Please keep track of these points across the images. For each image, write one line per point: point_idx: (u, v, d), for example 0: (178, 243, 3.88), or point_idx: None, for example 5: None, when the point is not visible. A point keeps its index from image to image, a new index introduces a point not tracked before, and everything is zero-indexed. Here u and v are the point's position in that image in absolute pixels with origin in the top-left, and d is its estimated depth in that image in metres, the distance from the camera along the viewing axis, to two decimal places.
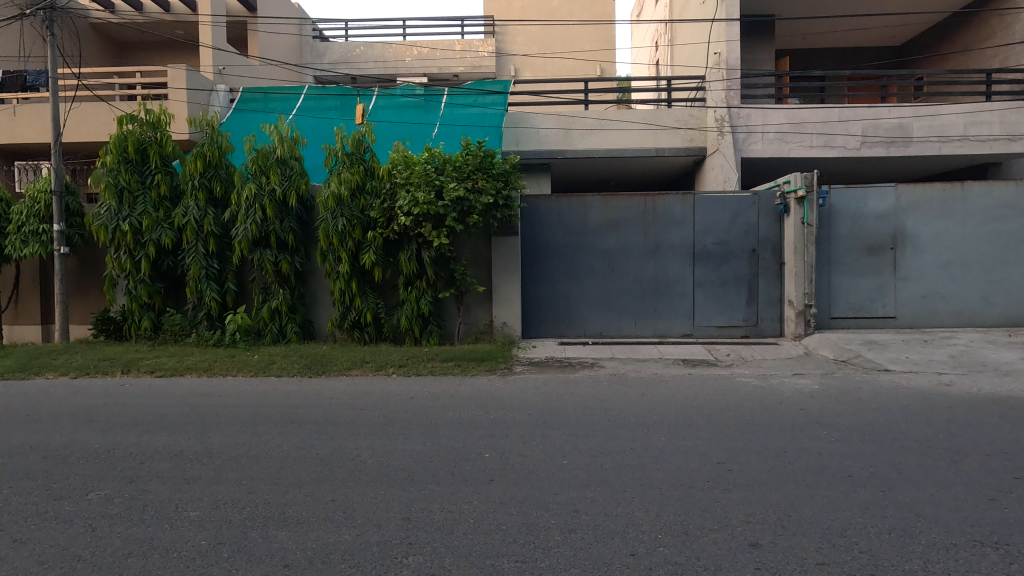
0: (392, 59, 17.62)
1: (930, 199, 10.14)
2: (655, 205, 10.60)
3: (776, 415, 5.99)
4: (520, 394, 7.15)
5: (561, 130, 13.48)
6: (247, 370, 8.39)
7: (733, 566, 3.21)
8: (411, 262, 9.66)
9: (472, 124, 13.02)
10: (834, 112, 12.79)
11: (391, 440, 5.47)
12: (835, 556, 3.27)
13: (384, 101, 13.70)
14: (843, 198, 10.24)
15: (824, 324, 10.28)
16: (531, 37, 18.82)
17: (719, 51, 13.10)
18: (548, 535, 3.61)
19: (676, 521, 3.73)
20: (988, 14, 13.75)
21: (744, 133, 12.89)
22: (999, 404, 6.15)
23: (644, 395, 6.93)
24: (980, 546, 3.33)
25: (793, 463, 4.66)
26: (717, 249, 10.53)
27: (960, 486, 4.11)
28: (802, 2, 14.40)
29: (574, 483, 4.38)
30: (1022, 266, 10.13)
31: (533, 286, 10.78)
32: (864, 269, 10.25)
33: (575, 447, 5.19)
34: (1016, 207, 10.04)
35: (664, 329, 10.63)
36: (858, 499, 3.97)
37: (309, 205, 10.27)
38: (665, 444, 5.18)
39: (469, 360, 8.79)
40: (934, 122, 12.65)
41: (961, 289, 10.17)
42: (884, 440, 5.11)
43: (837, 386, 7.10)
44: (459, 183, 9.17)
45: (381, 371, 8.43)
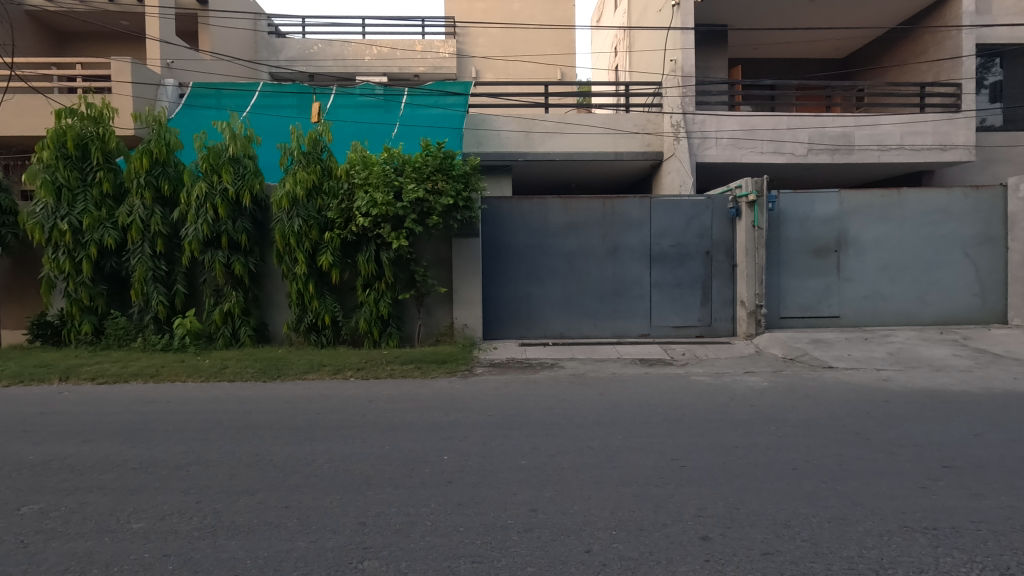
0: (351, 57, 17.33)
1: (870, 205, 10.68)
2: (614, 207, 10.79)
3: (729, 412, 6.19)
4: (480, 396, 7.15)
5: (521, 133, 13.58)
6: (197, 376, 8.09)
7: (683, 558, 3.31)
8: (369, 264, 9.53)
9: (432, 125, 12.97)
10: (783, 121, 13.32)
11: (348, 444, 5.38)
12: (780, 545, 3.41)
13: (343, 101, 13.43)
14: (791, 203, 10.69)
15: (774, 324, 10.70)
16: (493, 39, 18.87)
17: (675, 58, 13.45)
18: (505, 535, 3.62)
19: (631, 517, 3.81)
20: (921, 30, 14.51)
21: (699, 138, 13.24)
22: (933, 398, 6.52)
23: (603, 395, 7.07)
24: (911, 531, 3.53)
25: (744, 458, 4.83)
26: (673, 251, 10.80)
27: (895, 476, 4.35)
28: (753, 14, 14.95)
29: (532, 482, 4.43)
30: (954, 268, 10.74)
31: (495, 288, 10.81)
32: (811, 270, 10.71)
33: (534, 447, 5.24)
34: (949, 212, 10.66)
35: (623, 329, 10.84)
36: (802, 490, 4.15)
37: (264, 205, 9.99)
38: (623, 443, 5.29)
39: (429, 362, 8.73)
40: (875, 131, 13.32)
41: (899, 290, 10.74)
42: (827, 434, 5.36)
43: (785, 383, 7.41)
44: (418, 184, 9.10)
45: (338, 374, 8.28)
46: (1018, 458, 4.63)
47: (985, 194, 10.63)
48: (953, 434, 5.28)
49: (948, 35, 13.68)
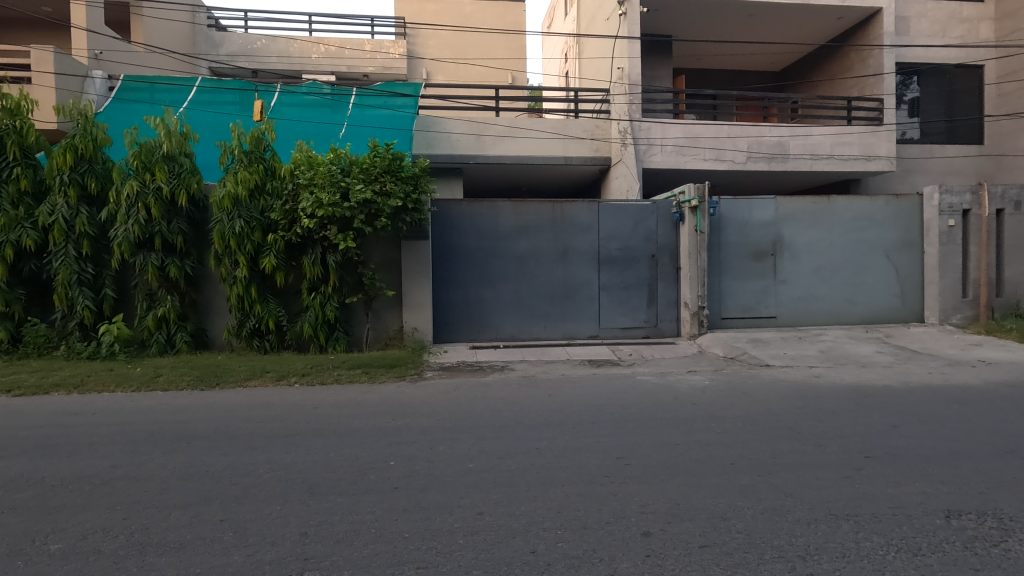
0: (297, 54, 16.83)
1: (803, 211, 11.27)
2: (563, 211, 10.95)
3: (672, 410, 6.38)
4: (430, 400, 7.10)
5: (472, 136, 13.59)
6: (127, 386, 7.64)
7: (626, 555, 3.39)
8: (315, 267, 9.28)
9: (381, 126, 12.84)
10: (724, 129, 13.86)
11: (291, 452, 5.22)
12: (716, 538, 3.54)
13: (288, 99, 13.04)
14: (731, 209, 11.15)
15: (715, 324, 11.14)
16: (444, 41, 18.79)
17: (622, 66, 13.81)
18: (451, 539, 3.61)
19: (576, 516, 3.87)
20: (848, 48, 15.46)
21: (645, 144, 13.61)
22: (859, 393, 6.95)
23: (552, 395, 7.17)
24: (836, 519, 3.74)
25: (685, 454, 4.99)
26: (621, 254, 11.05)
27: (823, 467, 4.60)
28: (696, 26, 15.52)
29: (479, 485, 4.42)
30: (878, 270, 11.46)
31: (445, 290, 10.76)
32: (749, 273, 11.20)
33: (483, 449, 5.23)
34: (873, 218, 11.37)
35: (573, 331, 11.00)
36: (739, 484, 4.32)
37: (201, 205, 9.57)
38: (570, 443, 5.37)
39: (378, 367, 8.58)
40: (807, 141, 14.07)
41: (830, 291, 11.38)
42: (763, 429, 5.62)
43: (725, 381, 7.72)
44: (366, 186, 8.93)
45: (282, 381, 8.01)
46: (932, 447, 4.99)
47: (904, 202, 11.39)
48: (876, 425, 5.64)
49: (871, 53, 14.62)
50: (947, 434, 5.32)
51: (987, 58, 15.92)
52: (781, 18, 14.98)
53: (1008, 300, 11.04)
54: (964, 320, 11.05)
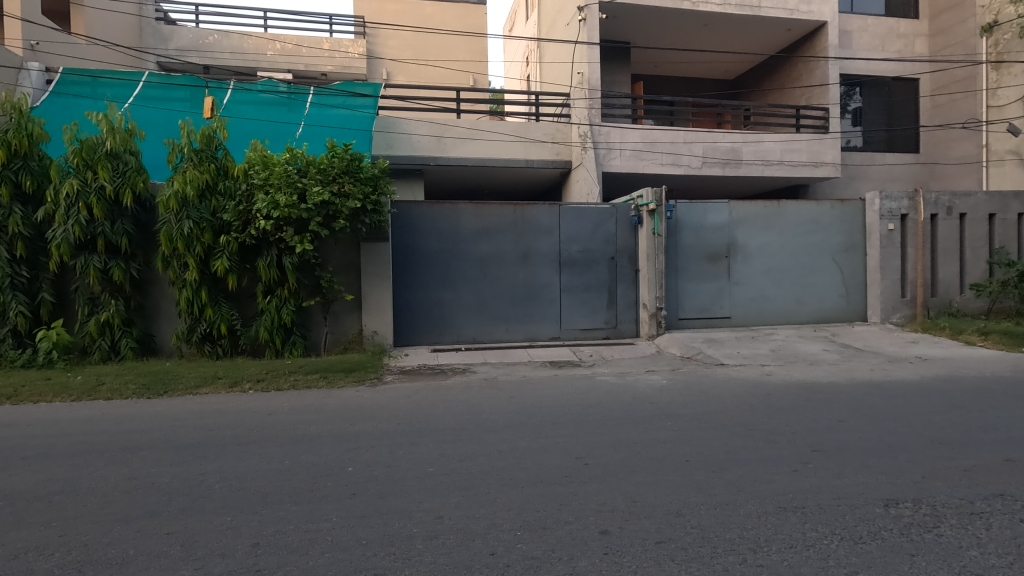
0: (252, 51, 16.34)
1: (755, 215, 11.68)
2: (524, 214, 11.01)
3: (631, 410, 6.50)
4: (389, 404, 7.00)
5: (432, 137, 13.51)
6: (67, 395, 7.24)
7: (584, 553, 3.43)
8: (270, 269, 9.03)
9: (340, 127, 12.67)
10: (680, 135, 14.23)
11: (244, 461, 5.06)
12: (672, 534, 3.62)
13: (241, 97, 12.69)
14: (687, 212, 11.46)
15: (673, 325, 11.41)
16: (404, 41, 18.62)
17: (582, 71, 14.03)
18: (410, 544, 3.56)
19: (536, 517, 3.89)
20: (796, 59, 16.13)
21: (605, 149, 13.83)
22: (807, 390, 7.24)
23: (513, 397, 7.19)
24: (785, 511, 3.88)
25: (643, 453, 5.08)
26: (581, 257, 11.18)
27: (772, 462, 4.78)
28: (653, 34, 15.89)
29: (439, 489, 4.39)
30: (825, 272, 11.97)
31: (406, 293, 10.65)
32: (704, 275, 11.53)
33: (443, 453, 5.20)
34: (820, 222, 11.88)
35: (534, 332, 11.06)
36: (693, 481, 4.43)
37: (148, 205, 9.18)
38: (530, 444, 5.40)
39: (336, 371, 8.41)
40: (759, 147, 14.59)
41: (781, 291, 11.82)
42: (718, 426, 5.78)
43: (682, 380, 7.91)
44: (324, 187, 8.75)
45: (235, 388, 7.75)
46: (874, 440, 5.25)
47: (848, 207, 11.95)
48: (823, 420, 5.90)
49: (817, 65, 15.30)
50: (887, 427, 5.61)
51: (922, 72, 16.92)
52: (733, 29, 15.51)
53: (941, 300, 11.72)
54: (903, 319, 11.66)
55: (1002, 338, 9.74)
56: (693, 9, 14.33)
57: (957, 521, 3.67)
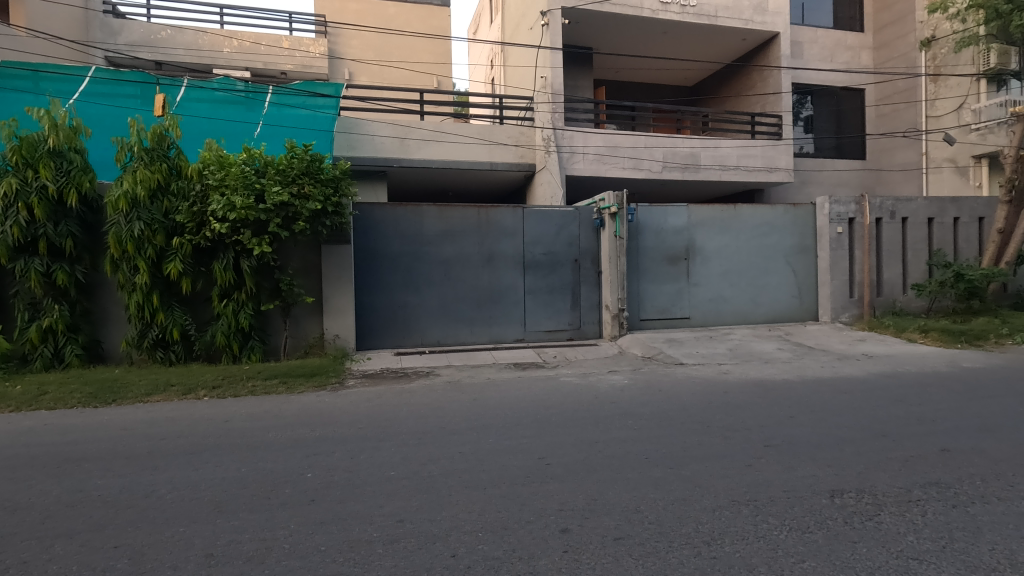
0: (207, 47, 15.86)
1: (712, 218, 12.02)
2: (488, 216, 11.03)
3: (592, 410, 6.59)
4: (351, 409, 6.90)
5: (396, 139, 13.39)
6: (6, 406, 6.87)
7: (545, 552, 3.47)
8: (226, 272, 8.78)
9: (300, 127, 12.46)
10: (641, 140, 14.51)
11: (198, 469, 4.91)
12: (630, 530, 3.70)
13: (196, 94, 12.31)
14: (648, 215, 11.71)
15: (635, 326, 11.64)
16: (367, 42, 18.44)
17: (545, 75, 14.18)
18: (370, 549, 3.53)
19: (497, 517, 3.92)
20: (751, 68, 16.70)
21: (568, 152, 14.00)
22: (761, 387, 7.50)
23: (477, 400, 7.19)
24: (738, 505, 4.01)
25: (604, 452, 5.16)
26: (545, 259, 11.28)
27: (728, 457, 4.93)
28: (614, 41, 16.19)
29: (400, 493, 4.36)
30: (779, 273, 12.40)
31: (368, 296, 10.53)
32: (665, 277, 11.81)
33: (405, 457, 5.16)
34: (774, 225, 12.31)
35: (499, 335, 11.09)
36: (651, 478, 4.54)
37: (95, 206, 8.81)
38: (492, 446, 5.41)
39: (297, 376, 8.24)
40: (717, 152, 15.02)
41: (737, 292, 12.19)
42: (676, 424, 5.93)
43: (642, 380, 8.07)
44: (283, 188, 8.56)
45: (189, 395, 7.50)
46: (822, 433, 5.49)
47: (800, 211, 12.43)
48: (775, 416, 6.12)
49: (771, 74, 15.89)
50: (834, 421, 5.87)
51: (867, 83, 17.78)
52: (691, 38, 15.94)
53: (886, 300, 12.30)
54: (851, 318, 12.19)
55: (940, 335, 10.30)
56: (652, 17, 14.68)
57: (896, 509, 3.87)
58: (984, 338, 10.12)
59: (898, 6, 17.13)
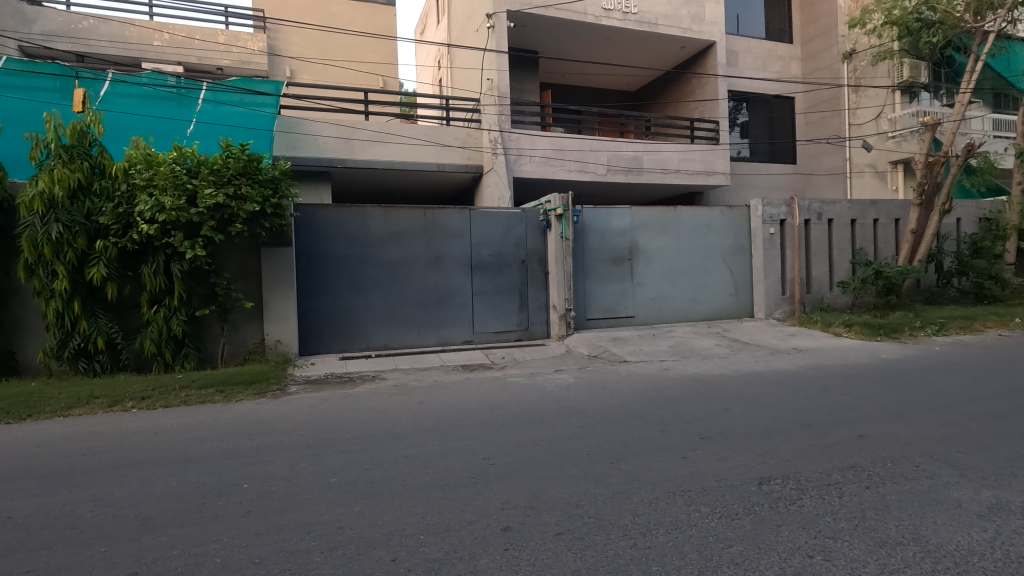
0: (135, 40, 15.01)
1: (654, 220, 12.39)
2: (434, 218, 10.96)
3: (538, 409, 6.68)
4: (292, 415, 6.72)
5: (340, 139, 13.12)
6: None
7: (485, 550, 3.50)
8: (156, 277, 8.36)
9: (237, 125, 12.21)
10: (586, 143, 14.79)
11: (124, 485, 4.66)
12: (570, 524, 3.78)
13: (121, 89, 11.68)
14: (592, 217, 11.96)
15: (581, 325, 11.88)
16: (309, 39, 17.99)
17: (492, 77, 14.23)
18: (307, 558, 3.46)
19: (439, 519, 3.91)
20: (689, 75, 17.31)
21: (515, 154, 14.11)
22: (699, 382, 7.81)
23: (423, 403, 7.15)
24: (673, 496, 4.17)
25: (547, 450, 5.24)
26: (492, 260, 11.32)
27: (666, 450, 5.11)
28: (559, 45, 16.41)
29: (341, 499, 4.28)
30: (718, 272, 12.92)
31: (311, 300, 10.27)
32: (609, 277, 12.10)
33: (348, 462, 5.07)
34: (712, 227, 12.82)
35: (447, 337, 11.05)
36: (593, 473, 4.65)
37: (7, 206, 8.19)
38: (438, 448, 5.40)
39: (234, 384, 7.92)
40: (659, 156, 15.48)
41: (679, 291, 12.63)
42: (618, 420, 6.10)
43: (588, 378, 8.25)
44: (217, 189, 8.22)
45: (115, 407, 7.09)
46: (752, 424, 5.79)
47: (735, 213, 12.99)
48: (711, 409, 6.40)
49: (708, 81, 16.51)
50: (765, 413, 6.18)
51: (797, 91, 18.78)
52: (633, 44, 16.35)
53: (815, 297, 13.04)
54: (784, 314, 12.85)
55: (863, 329, 11.01)
56: (595, 23, 14.93)
57: (816, 492, 4.13)
58: (899, 330, 10.91)
59: (824, 20, 18.18)
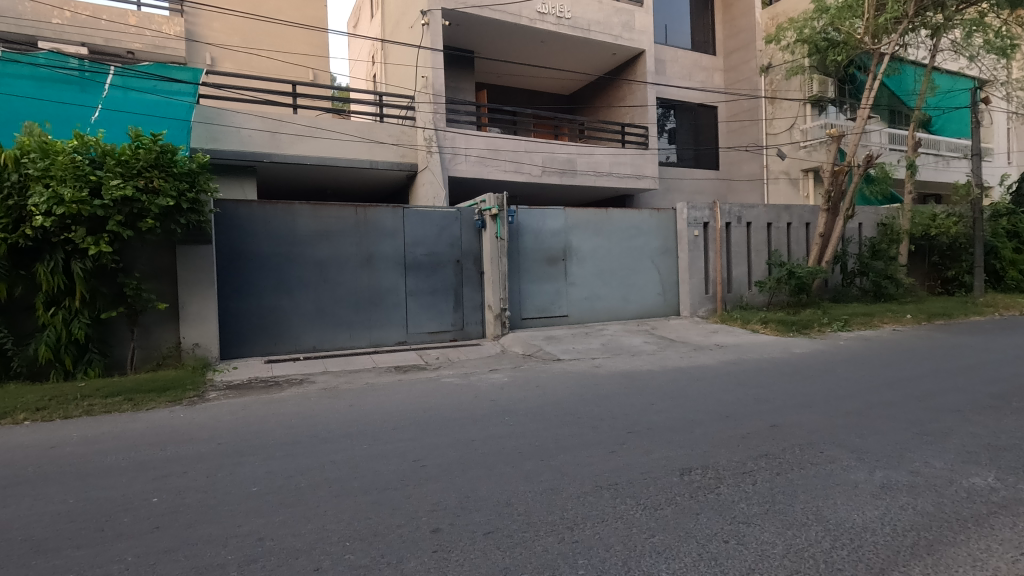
0: (30, 16, 13.71)
1: (587, 221, 12.68)
2: (366, 216, 10.68)
3: (471, 409, 6.66)
4: (210, 423, 6.34)
5: (266, 133, 12.51)
6: None
7: (413, 554, 3.44)
8: (54, 276, 7.66)
9: (150, 114, 11.47)
10: (521, 144, 14.93)
11: (12, 505, 4.22)
12: (500, 523, 3.79)
13: (13, 69, 10.62)
14: (527, 217, 12.08)
15: (516, 325, 11.97)
16: (231, 26, 17.08)
17: (426, 75, 14.08)
18: (222, 572, 3.27)
19: (366, 525, 3.81)
20: (620, 81, 17.84)
21: (450, 153, 14.01)
22: (628, 378, 8.08)
23: (353, 405, 6.96)
24: (600, 490, 4.27)
25: (479, 449, 5.24)
26: (426, 260, 11.18)
27: (594, 445, 5.24)
28: (494, 45, 16.45)
29: (262, 509, 4.08)
30: (647, 272, 13.38)
31: (233, 301, 9.75)
32: (544, 277, 12.26)
33: (270, 470, 4.84)
34: (641, 229, 13.27)
35: (379, 338, 10.80)
36: (524, 470, 4.69)
37: None
38: (368, 451, 5.27)
39: (146, 392, 7.38)
40: (592, 159, 15.85)
41: (610, 290, 12.99)
42: (550, 417, 6.20)
43: (521, 377, 8.32)
44: (125, 181, 7.63)
45: (4, 420, 6.43)
46: (676, 417, 6.05)
47: (663, 216, 13.52)
48: (640, 404, 6.63)
49: (637, 88, 17.10)
50: (688, 406, 6.47)
51: (720, 101, 19.79)
52: (566, 49, 16.66)
53: (735, 295, 13.81)
54: (707, 312, 13.51)
55: (777, 325, 11.78)
56: (530, 26, 15.11)
57: (732, 480, 4.37)
58: (810, 326, 11.77)
59: (744, 35, 19.29)
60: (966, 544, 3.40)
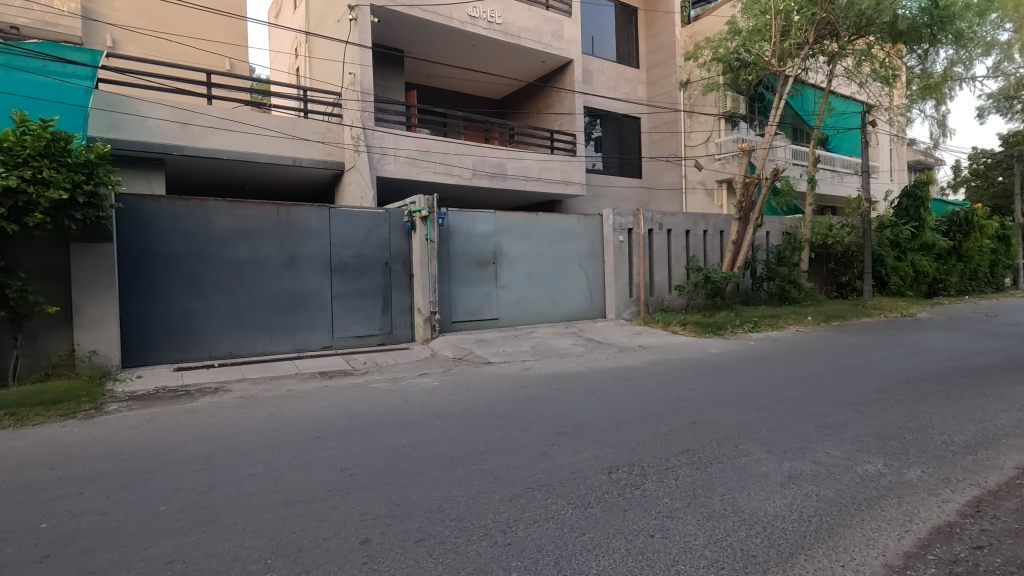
0: None
1: (517, 225, 12.80)
2: (289, 215, 10.20)
3: (401, 414, 6.51)
4: (111, 437, 5.80)
5: (176, 124, 11.67)
6: None
7: (341, 567, 3.31)
8: None
9: (39, 98, 10.39)
10: (451, 147, 14.85)
11: None
12: (432, 530, 3.73)
13: None
14: (457, 220, 12.02)
15: (446, 328, 11.86)
16: (136, 7, 15.82)
17: (354, 72, 13.65)
18: None
19: (291, 540, 3.62)
20: (549, 88, 18.18)
21: (378, 152, 13.55)
22: (558, 380, 8.22)
23: (275, 414, 6.62)
24: (532, 491, 4.32)
25: (410, 455, 5.14)
26: (353, 261, 10.84)
27: (525, 447, 5.29)
28: (424, 46, 16.26)
29: (172, 529, 3.78)
30: (575, 276, 13.70)
31: (138, 304, 9.00)
32: (474, 280, 12.24)
33: (182, 487, 4.49)
34: (570, 233, 13.58)
35: (302, 343, 10.33)
36: (455, 475, 4.65)
37: None
38: (291, 462, 5.02)
39: (32, 405, 6.64)
40: (521, 163, 16.02)
41: (539, 293, 13.19)
42: (481, 420, 6.19)
43: (451, 381, 8.23)
44: (8, 171, 6.86)
45: None
46: (604, 417, 6.23)
47: (590, 221, 13.89)
48: (569, 405, 6.76)
49: (566, 96, 17.53)
50: (615, 406, 6.68)
51: (643, 113, 20.67)
52: (496, 53, 16.78)
53: (656, 298, 14.45)
54: (631, 314, 14.05)
55: (695, 326, 12.47)
56: (460, 28, 15.08)
57: (657, 476, 4.56)
58: (724, 328, 12.53)
59: (664, 50, 20.27)
60: (861, 526, 3.74)
